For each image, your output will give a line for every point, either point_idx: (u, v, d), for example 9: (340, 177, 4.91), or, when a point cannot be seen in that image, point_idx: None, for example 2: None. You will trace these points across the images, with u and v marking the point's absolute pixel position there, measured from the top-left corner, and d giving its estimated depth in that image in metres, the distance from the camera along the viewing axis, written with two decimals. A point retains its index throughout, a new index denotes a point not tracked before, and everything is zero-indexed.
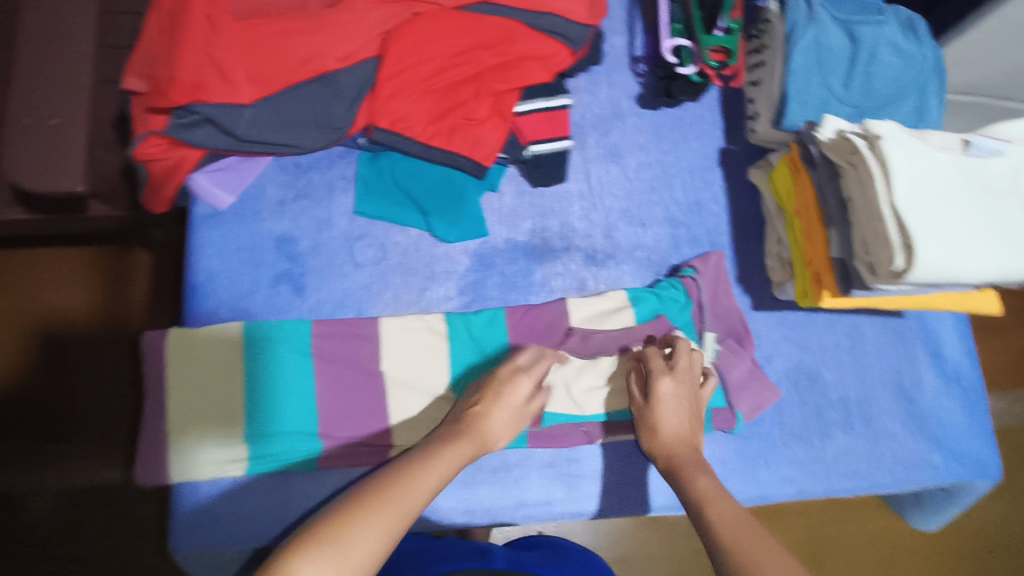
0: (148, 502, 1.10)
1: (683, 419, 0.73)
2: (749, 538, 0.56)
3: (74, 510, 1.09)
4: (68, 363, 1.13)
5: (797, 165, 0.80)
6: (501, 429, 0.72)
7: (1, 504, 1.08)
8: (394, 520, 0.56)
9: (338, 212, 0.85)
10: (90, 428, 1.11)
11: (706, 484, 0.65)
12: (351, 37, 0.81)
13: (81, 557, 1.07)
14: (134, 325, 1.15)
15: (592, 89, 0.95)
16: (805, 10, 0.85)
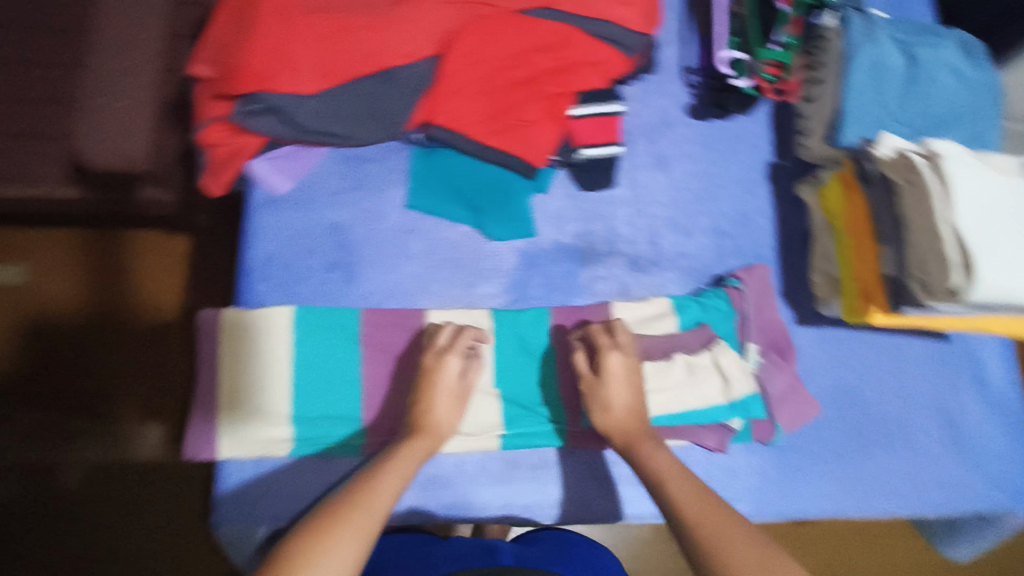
0: (189, 479, 1.16)
1: (633, 395, 0.75)
2: (727, 535, 0.64)
3: (118, 484, 1.15)
4: (103, 341, 1.19)
5: (850, 183, 0.81)
6: (450, 412, 0.74)
7: (39, 474, 1.13)
8: (363, 531, 0.62)
9: (391, 204, 0.86)
10: (136, 407, 1.17)
11: (663, 462, 0.71)
12: (414, 35, 0.82)
13: (120, 526, 1.13)
14: (162, 304, 1.21)
15: (644, 98, 0.95)
16: (866, 29, 0.85)
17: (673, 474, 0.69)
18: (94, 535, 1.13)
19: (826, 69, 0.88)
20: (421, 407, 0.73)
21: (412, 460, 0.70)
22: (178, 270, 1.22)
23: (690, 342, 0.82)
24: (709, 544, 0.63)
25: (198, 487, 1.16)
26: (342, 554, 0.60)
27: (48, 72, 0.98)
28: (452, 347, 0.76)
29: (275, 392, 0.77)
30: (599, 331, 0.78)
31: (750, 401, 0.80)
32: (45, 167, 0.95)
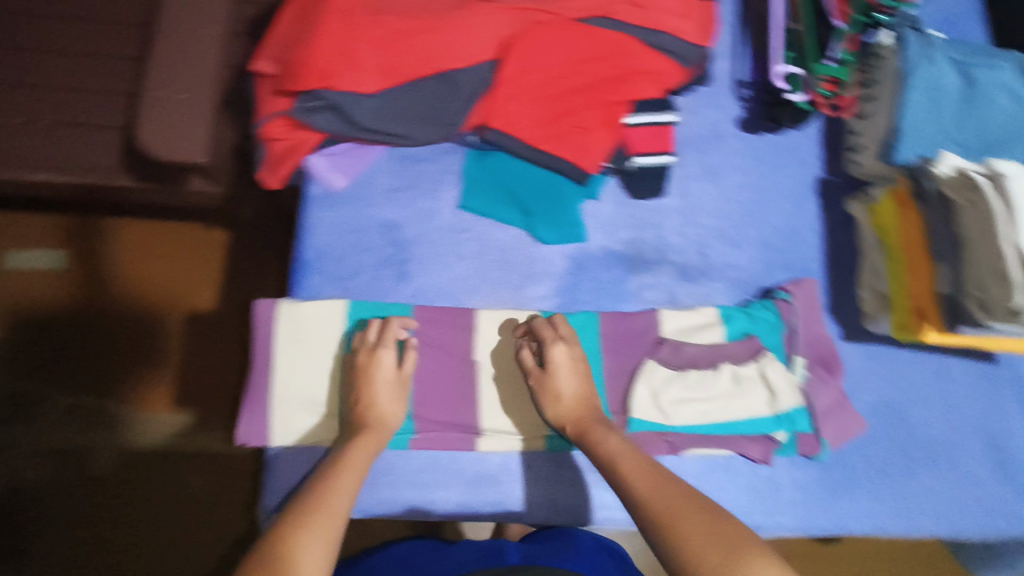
0: (218, 470, 1.17)
1: (575, 386, 0.77)
2: (678, 509, 0.63)
3: (150, 470, 1.16)
4: (137, 332, 1.21)
5: (904, 200, 0.83)
6: (393, 400, 0.76)
7: (70, 458, 1.15)
8: (331, 529, 0.63)
9: (444, 204, 0.87)
10: (169, 395, 1.19)
11: (615, 444, 0.71)
12: (474, 38, 0.83)
13: (148, 511, 1.14)
14: (202, 297, 1.24)
15: (695, 109, 0.96)
16: (922, 48, 0.85)
17: (625, 453, 0.70)
18: (123, 521, 1.14)
19: (881, 87, 0.88)
20: (361, 400, 0.75)
21: (365, 455, 0.71)
22: (218, 262, 1.25)
23: (739, 352, 0.83)
24: (663, 517, 0.62)
25: (227, 478, 1.17)
26: (314, 553, 0.61)
27: (109, 63, 1.01)
28: (388, 339, 0.77)
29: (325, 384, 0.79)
30: (541, 323, 0.79)
31: (796, 414, 0.80)
32: (101, 155, 0.97)
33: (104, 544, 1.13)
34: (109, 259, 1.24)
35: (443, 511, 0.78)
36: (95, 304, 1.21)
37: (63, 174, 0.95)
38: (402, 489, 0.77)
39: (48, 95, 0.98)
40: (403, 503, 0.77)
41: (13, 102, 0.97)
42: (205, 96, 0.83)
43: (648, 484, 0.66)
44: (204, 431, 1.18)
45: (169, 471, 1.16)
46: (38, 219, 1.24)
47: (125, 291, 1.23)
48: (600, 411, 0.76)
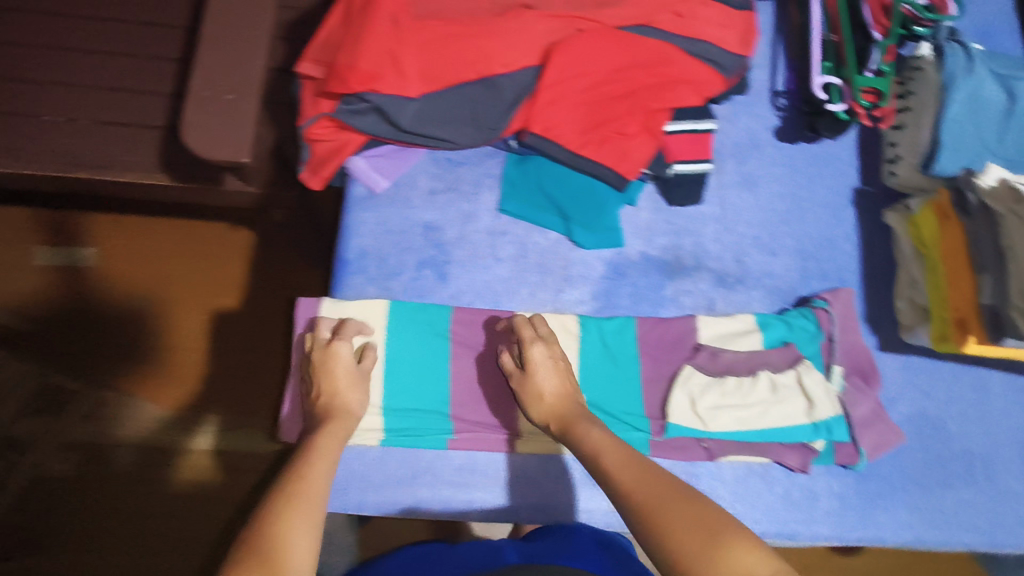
0: (239, 469, 1.16)
1: (554, 384, 0.74)
2: (663, 493, 0.59)
3: (172, 468, 1.15)
4: (163, 327, 1.21)
5: (946, 212, 0.83)
6: (355, 392, 0.74)
7: (93, 452, 1.15)
8: (314, 513, 0.59)
9: (484, 207, 0.88)
10: (192, 392, 1.18)
11: (598, 437, 0.67)
12: (518, 45, 0.84)
13: (169, 508, 1.14)
14: (232, 297, 1.24)
15: (733, 118, 0.97)
16: (964, 62, 0.85)
17: (607, 446, 0.66)
18: (144, 518, 1.13)
19: (920, 99, 0.89)
20: (330, 395, 0.73)
21: (333, 444, 0.68)
22: (242, 262, 1.25)
23: (777, 362, 0.83)
24: (643, 504, 0.58)
25: (248, 478, 1.16)
26: (301, 542, 0.56)
27: (150, 65, 1.02)
28: (344, 336, 0.76)
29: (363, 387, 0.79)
30: (523, 323, 0.78)
31: (834, 424, 0.79)
32: (138, 154, 0.98)
33: (126, 540, 1.12)
34: (132, 255, 1.23)
35: (481, 511, 0.78)
36: (118, 301, 1.21)
37: (106, 172, 0.96)
38: (441, 489, 0.78)
39: (90, 94, 0.99)
40: (442, 503, 0.78)
41: (55, 100, 0.98)
42: (251, 97, 0.79)
43: (627, 473, 0.62)
44: (225, 430, 1.17)
45: (191, 468, 1.15)
46: (66, 214, 1.24)
47: (152, 284, 1.23)
48: (583, 406, 0.74)
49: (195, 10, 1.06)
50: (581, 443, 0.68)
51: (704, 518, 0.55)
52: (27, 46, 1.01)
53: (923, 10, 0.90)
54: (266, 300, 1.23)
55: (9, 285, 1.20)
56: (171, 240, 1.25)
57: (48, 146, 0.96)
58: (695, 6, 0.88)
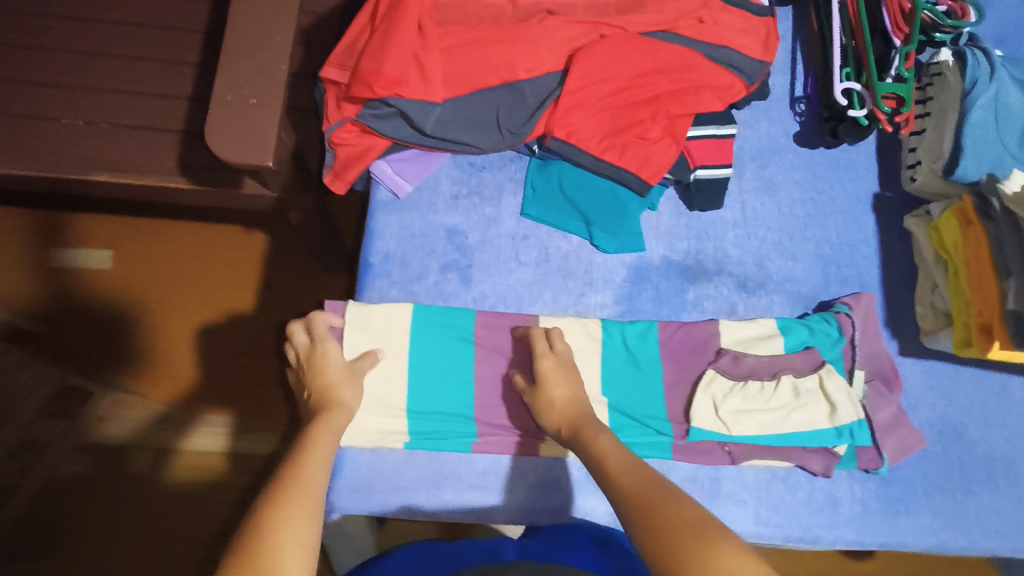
0: (256, 472, 1.15)
1: (564, 393, 0.74)
2: (665, 497, 0.58)
3: (190, 472, 1.14)
4: (175, 331, 1.19)
5: (968, 217, 0.83)
6: (350, 389, 0.75)
7: (110, 455, 1.14)
8: (312, 507, 0.58)
9: (507, 212, 0.90)
10: (206, 393, 1.17)
11: (606, 445, 0.67)
12: (541, 50, 0.85)
13: (184, 512, 1.13)
14: (241, 297, 1.22)
15: (753, 123, 0.97)
16: (986, 67, 0.86)
17: (614, 453, 0.66)
18: (160, 520, 1.13)
19: (941, 104, 0.89)
20: (328, 392, 0.74)
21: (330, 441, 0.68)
22: (255, 266, 1.23)
23: (799, 366, 0.83)
24: (643, 508, 0.58)
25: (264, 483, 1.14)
26: (302, 535, 0.55)
27: (172, 70, 0.94)
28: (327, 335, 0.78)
29: (389, 389, 0.80)
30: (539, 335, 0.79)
31: (857, 428, 0.80)
32: (156, 157, 0.91)
33: (144, 542, 1.12)
34: (146, 257, 1.23)
35: (505, 512, 0.79)
36: (132, 302, 1.20)
37: (123, 176, 0.89)
38: (465, 492, 0.79)
39: (102, 96, 0.92)
40: (466, 505, 0.79)
41: (71, 102, 0.92)
42: (275, 102, 0.72)
43: (627, 478, 0.62)
44: (237, 433, 1.16)
45: (205, 472, 1.15)
46: (80, 217, 1.23)
47: (165, 287, 1.21)
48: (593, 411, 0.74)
49: (213, 12, 0.98)
50: (587, 450, 0.68)
51: (693, 523, 0.55)
52: (38, 49, 0.93)
53: (944, 16, 0.90)
54: (280, 304, 1.21)
55: (24, 287, 1.20)
56: (182, 241, 1.24)
57: (62, 150, 0.89)
58: (717, 11, 0.89)
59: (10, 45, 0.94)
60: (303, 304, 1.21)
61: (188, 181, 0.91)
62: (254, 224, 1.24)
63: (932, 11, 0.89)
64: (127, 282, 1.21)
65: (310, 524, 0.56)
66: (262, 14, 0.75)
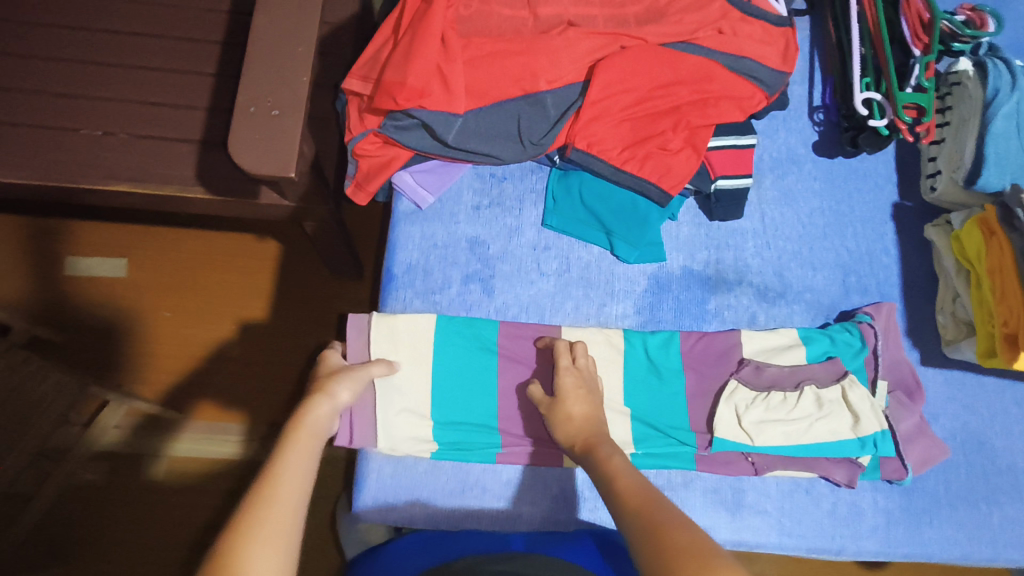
0: None
1: (581, 409, 0.74)
2: (671, 518, 0.58)
3: (206, 479, 1.14)
4: (192, 339, 1.20)
5: (991, 228, 0.83)
6: (343, 384, 0.72)
7: (127, 462, 1.15)
8: (284, 524, 0.54)
9: (528, 222, 0.91)
10: (222, 401, 1.18)
11: (618, 465, 0.67)
12: (563, 62, 0.85)
13: (196, 521, 1.13)
14: (256, 305, 1.22)
15: (772, 133, 0.97)
16: (1008, 77, 0.85)
17: (624, 472, 0.65)
18: (172, 528, 1.12)
19: (961, 114, 0.89)
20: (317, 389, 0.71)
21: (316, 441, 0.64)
22: (269, 274, 1.23)
23: (821, 376, 0.83)
24: (649, 527, 0.57)
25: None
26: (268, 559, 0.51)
27: (193, 80, 0.94)
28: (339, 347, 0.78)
29: (420, 399, 0.80)
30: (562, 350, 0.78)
31: (880, 438, 0.79)
32: (176, 167, 0.91)
33: (160, 550, 1.11)
34: (158, 265, 1.23)
35: (529, 521, 0.79)
36: (146, 311, 1.21)
37: (143, 185, 0.89)
38: (490, 503, 0.79)
39: (126, 108, 0.92)
40: (489, 516, 0.79)
41: (95, 114, 0.92)
42: (297, 113, 0.70)
43: (634, 500, 0.61)
44: (252, 441, 1.16)
45: (219, 480, 1.14)
46: (100, 226, 1.24)
47: (182, 295, 1.22)
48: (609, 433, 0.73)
49: (231, 21, 0.98)
50: (597, 469, 0.67)
51: (696, 550, 0.53)
52: (56, 60, 0.94)
53: (963, 27, 0.90)
54: (296, 313, 1.22)
55: (39, 296, 1.20)
56: (197, 250, 1.24)
57: (82, 160, 0.89)
58: (736, 22, 0.89)
59: (32, 58, 0.93)
60: (319, 312, 1.22)
61: (208, 191, 0.90)
62: (269, 232, 1.25)
63: (950, 22, 0.89)
64: (146, 291, 1.22)
65: (283, 542, 0.53)
66: (285, 27, 0.73)
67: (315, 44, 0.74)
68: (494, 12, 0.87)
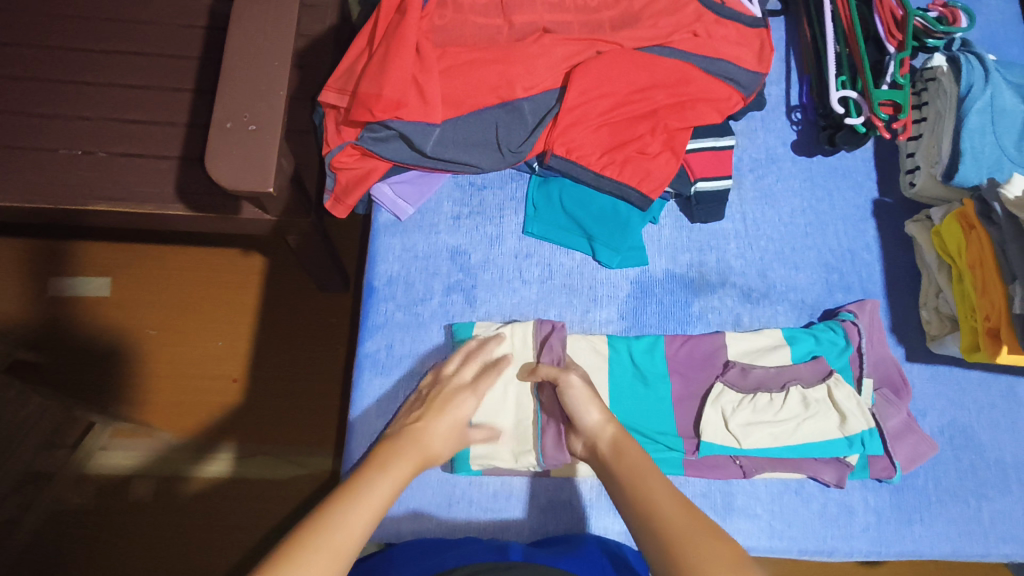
0: (258, 498, 1.12)
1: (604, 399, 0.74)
2: (693, 528, 0.55)
3: (193, 500, 1.12)
4: (178, 357, 1.18)
5: (970, 222, 0.83)
6: (443, 441, 0.71)
7: (113, 484, 1.12)
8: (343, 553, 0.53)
9: (510, 230, 0.90)
10: (208, 418, 1.15)
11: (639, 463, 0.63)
12: (539, 69, 0.85)
13: (181, 543, 1.09)
14: (242, 321, 1.21)
15: (750, 134, 0.98)
16: (980, 71, 0.86)
17: (644, 472, 0.62)
18: (157, 550, 1.09)
19: (937, 109, 0.89)
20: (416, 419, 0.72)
21: (403, 474, 0.63)
22: (255, 288, 1.22)
23: (807, 376, 0.83)
24: (670, 538, 0.54)
25: (269, 506, 1.11)
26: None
27: (170, 97, 0.93)
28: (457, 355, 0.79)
29: (405, 381, 0.83)
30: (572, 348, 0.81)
31: (868, 437, 0.79)
32: (155, 185, 0.90)
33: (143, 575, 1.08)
34: (144, 283, 1.22)
35: (519, 533, 0.78)
36: (130, 330, 1.19)
37: (123, 204, 0.88)
38: (477, 514, 0.78)
39: (104, 126, 0.91)
40: (478, 528, 0.78)
41: (73, 132, 0.90)
42: (274, 127, 0.70)
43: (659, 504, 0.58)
44: (240, 457, 1.14)
45: (206, 500, 1.11)
46: (84, 246, 1.23)
47: (168, 312, 1.21)
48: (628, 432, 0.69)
49: (207, 37, 0.97)
50: (622, 466, 0.63)
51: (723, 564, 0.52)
52: (32, 81, 0.93)
53: (935, 23, 0.90)
54: (283, 327, 1.21)
55: (23, 318, 1.19)
56: (181, 267, 1.23)
57: (62, 180, 0.88)
58: (710, 25, 0.89)
59: (8, 79, 0.92)
60: (305, 325, 1.21)
61: (187, 208, 0.89)
62: (254, 247, 1.24)
63: (923, 18, 0.90)
64: (130, 310, 1.20)
65: (329, 564, 0.51)
66: (261, 40, 0.73)
67: (291, 56, 0.73)
68: (469, 21, 0.87)
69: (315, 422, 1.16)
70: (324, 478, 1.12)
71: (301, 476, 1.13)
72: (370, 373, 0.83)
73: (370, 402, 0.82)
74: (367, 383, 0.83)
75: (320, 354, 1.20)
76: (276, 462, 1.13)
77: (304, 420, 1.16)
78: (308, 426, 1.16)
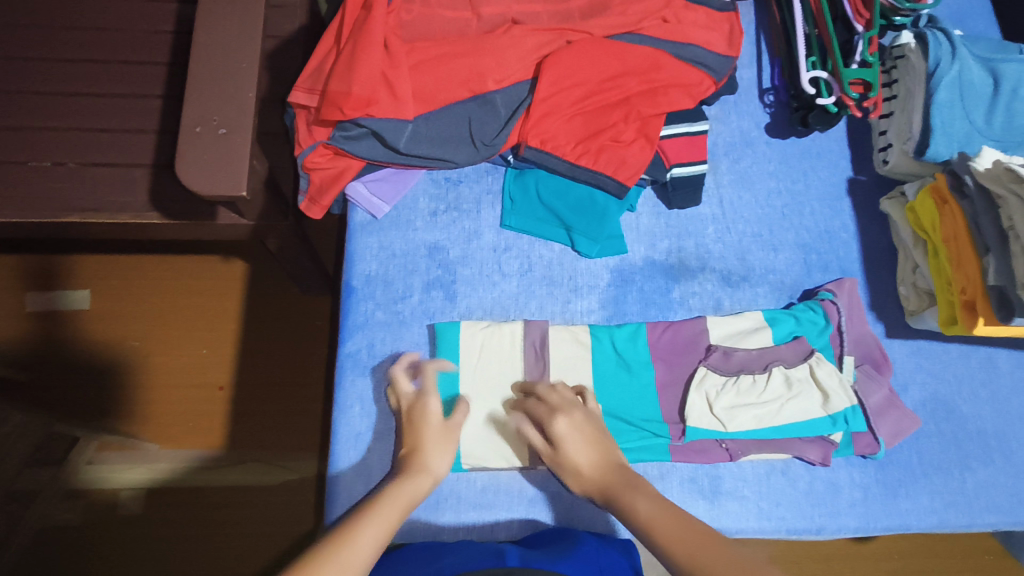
0: (249, 506, 1.11)
1: (601, 449, 0.72)
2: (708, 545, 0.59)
3: (184, 509, 1.10)
4: (162, 367, 1.17)
5: (943, 196, 0.84)
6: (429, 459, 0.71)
7: (103, 499, 1.10)
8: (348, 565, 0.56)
9: (486, 224, 0.90)
10: (196, 427, 1.14)
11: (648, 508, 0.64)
12: (510, 61, 0.84)
13: (174, 554, 1.08)
14: (225, 327, 1.20)
15: (724, 118, 0.98)
16: (947, 46, 0.86)
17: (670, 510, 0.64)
18: (149, 563, 1.08)
19: (907, 86, 0.90)
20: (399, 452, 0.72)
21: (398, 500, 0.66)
22: (235, 294, 1.21)
23: (788, 356, 0.84)
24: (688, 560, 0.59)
25: (259, 513, 1.10)
26: None
27: (139, 104, 0.91)
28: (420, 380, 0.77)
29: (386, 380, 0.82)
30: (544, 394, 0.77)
31: (851, 414, 0.80)
32: (130, 194, 0.88)
33: None
34: (123, 295, 1.20)
35: (507, 530, 0.78)
36: (111, 344, 1.17)
37: (97, 215, 0.87)
38: (467, 511, 0.78)
39: (74, 136, 0.89)
40: (468, 525, 0.78)
41: (44, 144, 0.89)
42: (244, 130, 0.69)
43: (678, 519, 0.63)
44: (231, 466, 1.12)
45: (194, 512, 1.10)
46: (62, 260, 1.21)
47: (150, 322, 1.19)
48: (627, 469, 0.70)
49: (175, 41, 0.95)
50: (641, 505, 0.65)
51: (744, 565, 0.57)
52: None
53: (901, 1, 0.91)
54: (265, 331, 1.19)
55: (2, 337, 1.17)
56: (159, 276, 1.21)
57: (32, 193, 0.87)
58: (679, 10, 0.89)
59: None
60: (290, 328, 1.20)
61: (162, 216, 0.88)
62: (233, 253, 1.23)
63: None
64: (110, 322, 1.19)
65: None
66: (227, 41, 0.71)
67: (259, 56, 0.72)
68: (436, 15, 0.86)
69: (301, 425, 1.15)
70: (313, 481, 1.12)
71: (291, 482, 1.12)
72: (352, 374, 0.82)
73: (354, 404, 0.81)
74: (349, 385, 0.82)
75: (303, 359, 1.19)
76: (264, 467, 1.12)
77: (292, 423, 1.15)
78: (297, 429, 1.15)
